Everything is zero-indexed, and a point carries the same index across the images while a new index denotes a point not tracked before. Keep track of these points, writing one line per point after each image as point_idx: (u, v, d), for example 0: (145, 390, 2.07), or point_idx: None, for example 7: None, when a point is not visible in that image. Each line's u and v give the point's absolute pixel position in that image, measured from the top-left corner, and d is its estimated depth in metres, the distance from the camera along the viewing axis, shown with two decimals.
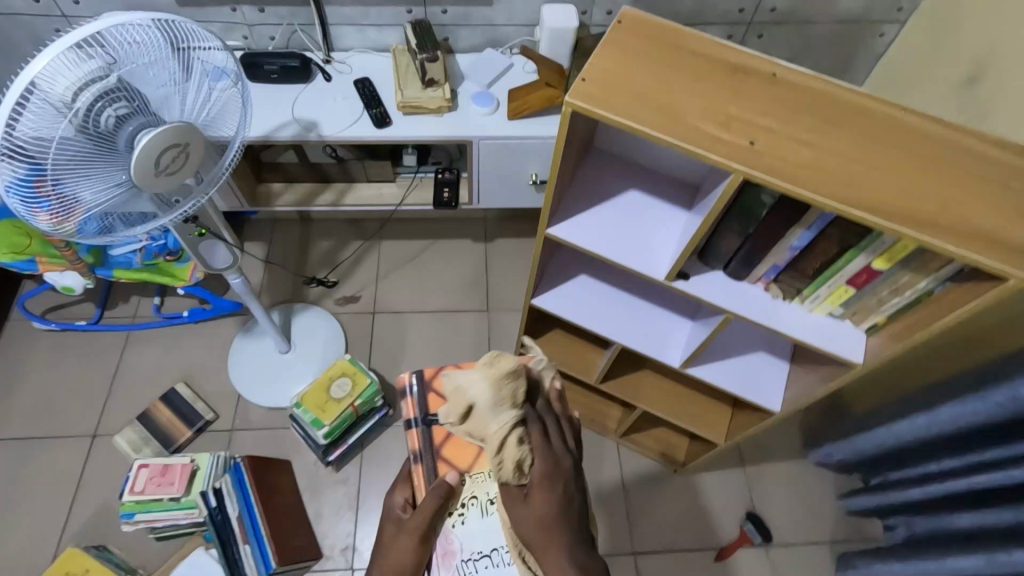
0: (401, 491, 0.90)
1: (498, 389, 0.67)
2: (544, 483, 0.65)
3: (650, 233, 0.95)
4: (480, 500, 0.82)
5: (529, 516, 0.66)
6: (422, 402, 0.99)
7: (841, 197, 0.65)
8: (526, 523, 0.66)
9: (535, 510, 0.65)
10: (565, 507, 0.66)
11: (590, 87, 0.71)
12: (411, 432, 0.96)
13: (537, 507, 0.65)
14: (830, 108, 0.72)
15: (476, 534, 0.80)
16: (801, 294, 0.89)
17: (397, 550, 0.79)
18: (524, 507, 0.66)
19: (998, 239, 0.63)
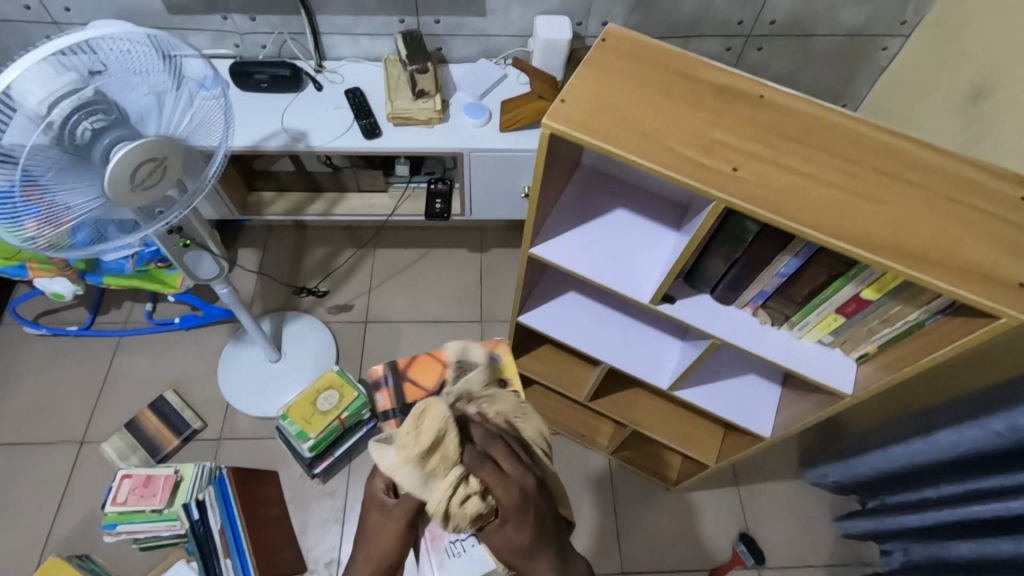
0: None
1: (427, 453, 0.58)
2: (519, 512, 0.59)
3: (637, 254, 0.93)
4: None
5: (505, 545, 0.60)
6: (398, 394, 1.00)
7: (826, 228, 0.63)
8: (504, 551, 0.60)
9: (510, 541, 0.60)
10: (540, 525, 0.61)
11: (569, 109, 0.69)
12: (389, 423, 0.98)
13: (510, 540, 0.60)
14: (819, 132, 0.70)
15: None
16: (789, 321, 0.86)
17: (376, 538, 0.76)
18: (499, 535, 0.60)
19: (989, 275, 0.61)
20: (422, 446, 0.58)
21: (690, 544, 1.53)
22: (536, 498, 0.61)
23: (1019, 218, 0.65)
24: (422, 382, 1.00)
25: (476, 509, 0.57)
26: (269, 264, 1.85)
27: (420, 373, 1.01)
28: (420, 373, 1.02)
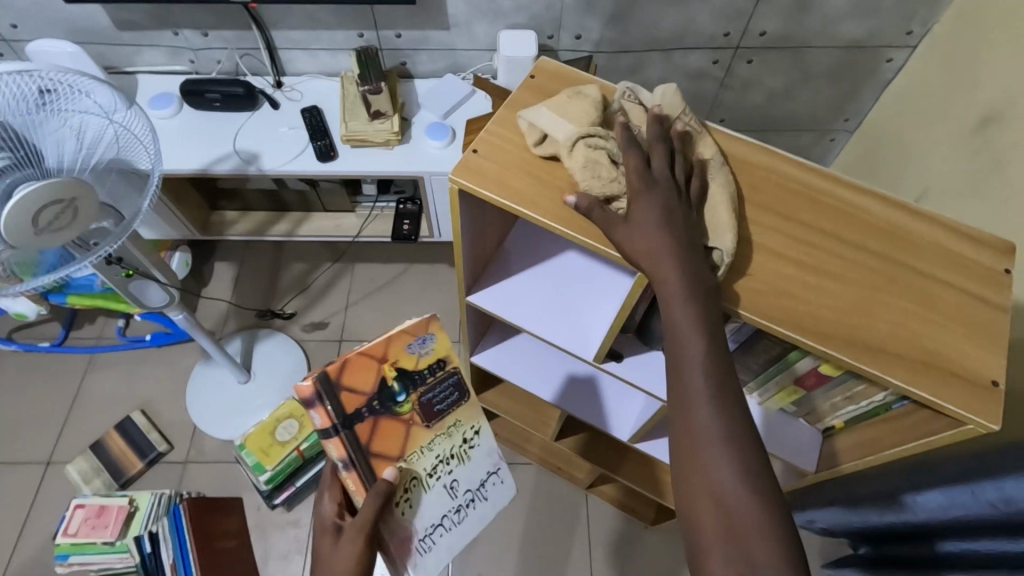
0: (332, 497, 0.77)
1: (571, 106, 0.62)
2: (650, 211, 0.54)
3: (583, 302, 0.83)
4: (419, 477, 0.75)
5: (631, 229, 0.54)
6: (334, 408, 0.68)
7: (762, 309, 0.54)
8: (634, 238, 0.53)
9: (633, 231, 0.54)
10: (680, 238, 0.53)
11: (482, 162, 0.62)
12: (330, 441, 0.69)
13: (645, 218, 0.54)
14: (771, 189, 0.61)
15: (422, 513, 0.76)
16: (749, 387, 0.76)
17: (340, 553, 0.71)
18: (630, 228, 0.55)
19: (956, 372, 0.52)
20: (581, 112, 0.61)
21: None
22: (671, 198, 0.55)
23: (999, 299, 0.55)
24: (357, 382, 0.70)
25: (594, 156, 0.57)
26: (244, 280, 1.81)
27: (352, 373, 0.69)
28: (352, 374, 0.69)
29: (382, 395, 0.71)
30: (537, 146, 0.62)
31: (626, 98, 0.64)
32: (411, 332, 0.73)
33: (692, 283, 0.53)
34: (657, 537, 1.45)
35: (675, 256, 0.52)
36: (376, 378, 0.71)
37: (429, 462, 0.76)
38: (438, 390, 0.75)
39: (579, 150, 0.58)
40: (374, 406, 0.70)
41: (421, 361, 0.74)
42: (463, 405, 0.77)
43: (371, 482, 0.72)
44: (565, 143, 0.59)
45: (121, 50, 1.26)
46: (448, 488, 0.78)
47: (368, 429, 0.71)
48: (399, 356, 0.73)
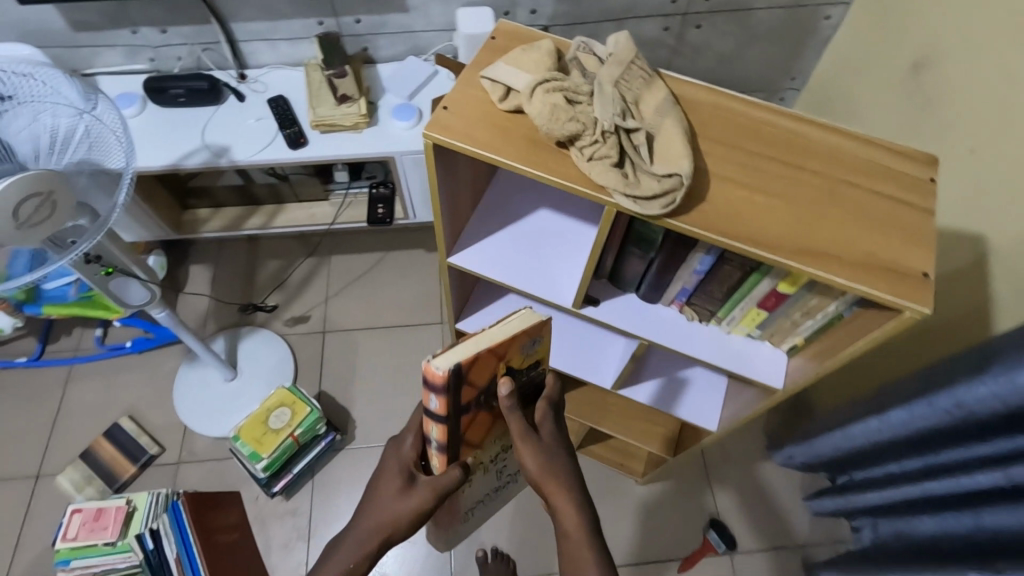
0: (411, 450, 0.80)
1: (529, 60, 0.65)
2: (552, 437, 0.74)
3: (558, 258, 0.89)
4: (485, 461, 0.87)
5: (537, 456, 0.72)
6: (454, 399, 0.68)
7: (720, 227, 0.59)
8: (539, 464, 0.72)
9: (540, 453, 0.72)
10: (571, 465, 0.73)
11: (452, 118, 0.65)
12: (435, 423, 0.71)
13: (549, 444, 0.74)
14: (721, 123, 0.66)
15: (474, 485, 0.91)
16: (717, 317, 0.83)
17: (407, 504, 0.74)
18: (531, 451, 0.72)
19: (894, 269, 0.58)
20: (538, 63, 0.65)
21: (657, 533, 1.54)
22: (557, 435, 0.75)
23: (926, 203, 0.62)
24: (477, 377, 0.69)
25: (556, 98, 0.60)
26: (221, 280, 1.80)
27: (478, 370, 0.67)
28: (477, 373, 0.67)
29: (489, 390, 0.72)
30: (501, 102, 0.65)
31: (581, 50, 0.67)
32: (530, 335, 0.70)
33: (583, 503, 0.71)
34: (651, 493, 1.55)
35: (567, 485, 0.71)
36: (490, 375, 0.70)
37: (495, 448, 0.87)
38: (527, 386, 0.78)
39: (541, 93, 0.61)
40: (480, 400, 0.72)
41: (527, 357, 0.73)
42: (539, 396, 0.81)
43: (453, 456, 0.78)
44: (526, 90, 0.62)
45: (78, 51, 1.25)
46: (498, 470, 0.94)
47: (468, 418, 0.73)
48: (513, 356, 0.71)
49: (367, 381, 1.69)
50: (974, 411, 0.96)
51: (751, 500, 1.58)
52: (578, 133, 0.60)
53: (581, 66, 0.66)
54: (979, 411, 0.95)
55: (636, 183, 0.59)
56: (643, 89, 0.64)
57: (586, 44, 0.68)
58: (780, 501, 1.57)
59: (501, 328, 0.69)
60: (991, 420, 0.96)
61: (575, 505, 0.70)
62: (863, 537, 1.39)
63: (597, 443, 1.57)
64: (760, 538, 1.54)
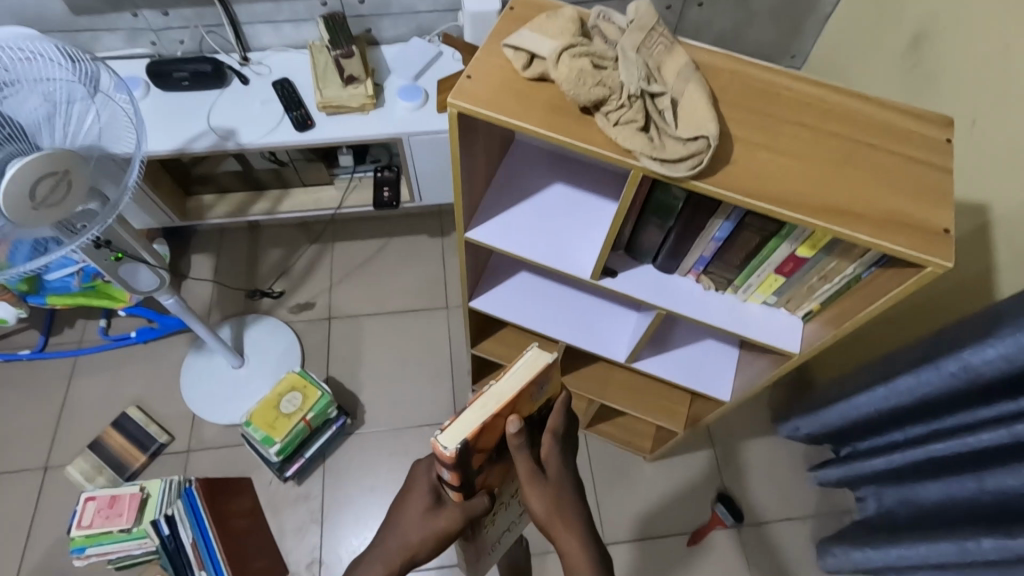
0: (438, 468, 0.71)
1: (552, 26, 0.65)
2: (559, 473, 0.71)
3: (574, 232, 0.90)
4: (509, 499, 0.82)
5: (542, 495, 0.69)
6: (466, 469, 0.66)
7: (747, 189, 0.61)
8: (543, 505, 0.69)
9: (546, 492, 0.69)
10: (576, 503, 0.71)
11: (476, 87, 0.65)
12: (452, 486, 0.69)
13: (556, 481, 0.70)
14: (740, 88, 0.67)
15: (503, 525, 0.84)
16: (733, 285, 0.84)
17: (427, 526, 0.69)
18: (538, 489, 0.69)
19: (916, 225, 0.60)
20: (562, 30, 0.65)
21: (665, 508, 1.56)
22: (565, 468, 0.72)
23: (943, 162, 0.63)
24: (487, 440, 0.67)
25: (583, 64, 0.61)
26: (224, 269, 1.80)
27: (486, 434, 0.66)
28: (486, 438, 0.66)
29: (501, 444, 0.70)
30: (525, 70, 0.65)
31: (601, 17, 0.68)
32: (536, 382, 0.69)
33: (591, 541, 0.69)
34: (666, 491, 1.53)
35: (573, 527, 0.69)
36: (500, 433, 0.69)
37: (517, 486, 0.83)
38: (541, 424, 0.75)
39: (568, 58, 0.62)
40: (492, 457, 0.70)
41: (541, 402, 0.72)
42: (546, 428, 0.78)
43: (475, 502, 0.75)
44: (551, 56, 0.63)
45: (78, 36, 1.24)
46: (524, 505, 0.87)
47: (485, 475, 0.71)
48: (524, 406, 0.70)
49: (375, 367, 1.70)
50: (980, 373, 0.99)
51: (757, 474, 1.61)
52: (605, 98, 0.61)
53: (602, 33, 0.67)
54: (984, 373, 0.98)
55: (662, 147, 0.60)
56: (664, 55, 0.65)
57: (605, 11, 0.68)
58: (785, 474, 1.61)
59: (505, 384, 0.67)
60: (996, 382, 0.99)
61: (581, 546, 0.68)
62: (867, 507, 1.42)
63: (606, 423, 1.58)
64: (767, 510, 1.57)
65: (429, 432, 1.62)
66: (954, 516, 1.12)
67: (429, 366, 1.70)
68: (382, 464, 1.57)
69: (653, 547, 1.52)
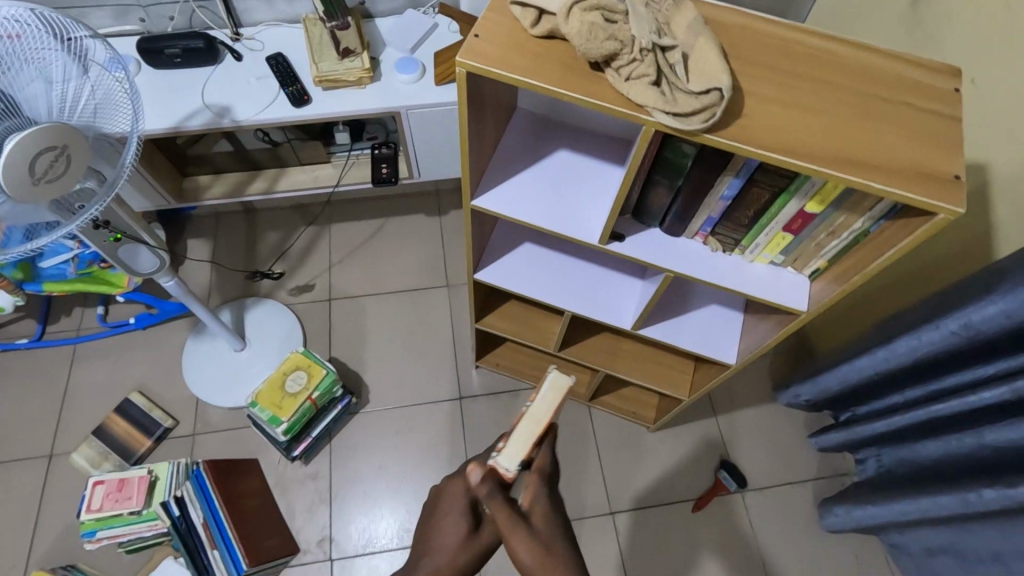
0: (456, 496, 0.68)
1: None
2: (548, 520, 0.65)
3: (580, 198, 0.90)
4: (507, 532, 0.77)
5: (529, 549, 0.62)
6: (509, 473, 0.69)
7: (759, 141, 0.61)
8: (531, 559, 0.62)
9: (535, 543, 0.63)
10: (564, 557, 0.64)
11: (484, 45, 0.64)
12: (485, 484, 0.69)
13: (544, 528, 0.65)
14: (749, 42, 0.66)
15: None
16: (740, 246, 0.85)
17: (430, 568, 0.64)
18: (524, 543, 0.62)
19: (926, 173, 0.60)
20: None
21: (669, 476, 1.59)
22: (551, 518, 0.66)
23: (952, 111, 0.64)
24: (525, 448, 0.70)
25: (593, 17, 0.60)
26: (221, 253, 1.78)
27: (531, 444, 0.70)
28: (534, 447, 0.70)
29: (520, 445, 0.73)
30: (533, 27, 0.64)
31: None
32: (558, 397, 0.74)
33: None
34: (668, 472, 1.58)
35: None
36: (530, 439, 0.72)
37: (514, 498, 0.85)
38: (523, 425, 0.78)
39: (577, 13, 0.61)
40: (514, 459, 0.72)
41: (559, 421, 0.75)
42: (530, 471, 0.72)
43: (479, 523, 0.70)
44: (560, 11, 0.62)
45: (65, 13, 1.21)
46: None
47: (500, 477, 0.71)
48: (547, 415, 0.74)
49: (378, 347, 1.70)
50: (980, 330, 1.00)
51: (758, 441, 1.63)
52: (616, 52, 0.60)
53: None
54: (984, 330, 0.99)
55: (674, 100, 0.60)
56: (673, 9, 0.64)
57: None
58: (786, 440, 1.63)
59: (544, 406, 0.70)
60: (996, 339, 1.01)
61: None
62: (867, 468, 1.45)
63: (611, 393, 1.60)
64: (769, 476, 1.60)
65: (434, 409, 1.63)
66: (954, 471, 1.15)
67: (432, 344, 1.71)
68: (389, 442, 1.58)
69: (659, 515, 1.55)
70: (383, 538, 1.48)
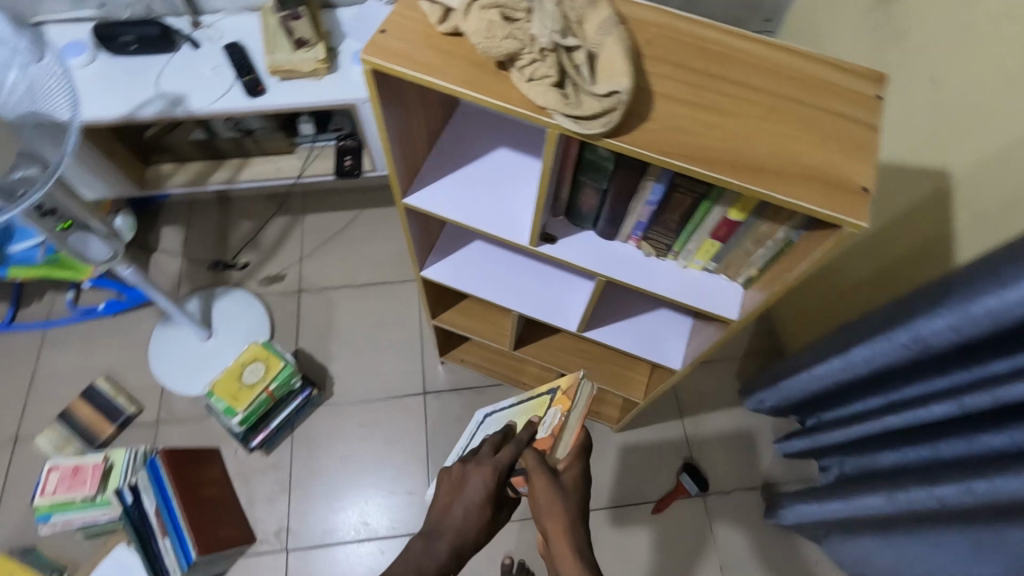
0: (483, 475, 0.88)
1: None
2: (570, 479, 0.89)
3: (515, 199, 0.88)
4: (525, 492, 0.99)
5: (554, 499, 0.84)
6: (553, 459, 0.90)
7: (664, 148, 0.59)
8: (554, 506, 0.84)
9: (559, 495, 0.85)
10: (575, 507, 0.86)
11: (390, 42, 0.63)
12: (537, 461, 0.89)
13: (568, 483, 0.88)
14: (667, 43, 0.64)
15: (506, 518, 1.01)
16: (673, 252, 0.83)
17: (468, 504, 0.87)
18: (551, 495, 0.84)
19: (835, 185, 0.58)
20: None
21: (630, 478, 1.58)
22: (573, 482, 0.89)
23: (873, 119, 0.61)
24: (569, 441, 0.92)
25: (493, 16, 0.58)
26: (193, 241, 1.78)
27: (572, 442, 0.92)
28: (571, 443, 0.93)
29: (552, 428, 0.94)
30: (440, 24, 0.63)
31: None
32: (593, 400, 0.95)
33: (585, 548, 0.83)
34: (635, 471, 1.59)
35: (570, 530, 0.83)
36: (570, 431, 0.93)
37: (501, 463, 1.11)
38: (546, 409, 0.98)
39: (477, 10, 0.59)
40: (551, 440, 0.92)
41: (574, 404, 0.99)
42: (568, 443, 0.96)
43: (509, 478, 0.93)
44: (461, 8, 0.60)
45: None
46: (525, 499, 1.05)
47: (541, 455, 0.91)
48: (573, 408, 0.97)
49: (344, 339, 1.69)
50: (929, 343, 0.98)
51: (723, 444, 1.62)
52: (516, 52, 0.58)
53: None
54: (933, 343, 0.97)
55: (577, 103, 0.58)
56: (586, 7, 0.62)
57: None
58: (752, 444, 1.62)
59: (576, 413, 0.92)
60: (945, 351, 0.98)
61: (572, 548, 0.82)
62: (829, 475, 1.43)
63: None
64: (732, 480, 1.59)
65: (397, 404, 1.62)
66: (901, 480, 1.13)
67: (399, 338, 1.70)
68: (351, 434, 1.59)
69: (619, 515, 1.54)
70: (341, 530, 1.49)
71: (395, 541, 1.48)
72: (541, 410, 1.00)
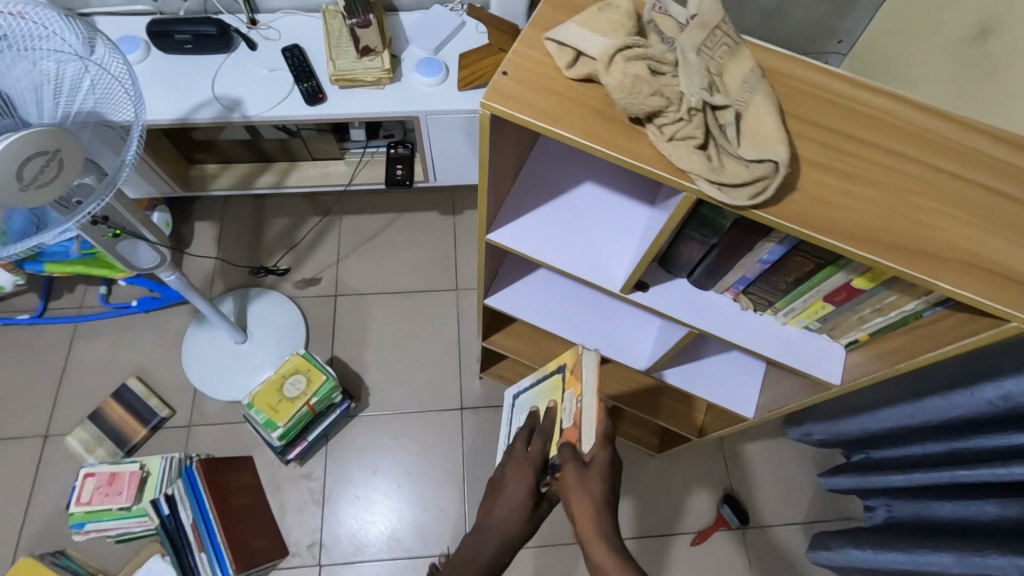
0: (519, 475, 0.85)
1: (598, 23, 0.57)
2: (601, 473, 0.77)
3: (604, 240, 0.83)
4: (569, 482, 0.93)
5: (585, 493, 0.76)
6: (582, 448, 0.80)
7: (816, 222, 0.54)
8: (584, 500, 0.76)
9: (588, 492, 0.76)
10: (611, 498, 0.77)
11: (513, 85, 0.57)
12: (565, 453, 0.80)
13: (599, 475, 0.77)
14: (812, 101, 0.59)
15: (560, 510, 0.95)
16: (773, 307, 0.79)
17: (506, 501, 0.83)
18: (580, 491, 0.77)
19: (1002, 274, 0.53)
20: (615, 27, 0.57)
21: (668, 506, 1.55)
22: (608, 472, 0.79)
23: None
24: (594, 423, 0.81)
25: (638, 69, 0.53)
26: (228, 239, 1.73)
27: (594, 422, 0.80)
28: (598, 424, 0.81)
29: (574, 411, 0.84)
30: (569, 69, 0.57)
31: (656, 10, 0.60)
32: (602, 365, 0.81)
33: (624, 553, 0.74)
34: (673, 498, 1.56)
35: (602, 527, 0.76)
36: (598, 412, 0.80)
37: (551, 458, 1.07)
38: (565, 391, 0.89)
39: (620, 61, 0.54)
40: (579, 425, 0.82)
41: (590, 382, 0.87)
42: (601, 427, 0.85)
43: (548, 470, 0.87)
44: (600, 59, 0.55)
45: None
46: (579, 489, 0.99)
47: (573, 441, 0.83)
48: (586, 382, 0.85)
49: (381, 350, 1.65)
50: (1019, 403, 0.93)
51: (763, 476, 1.59)
52: (659, 109, 0.53)
53: (653, 31, 0.59)
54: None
55: (721, 167, 0.53)
56: (727, 58, 0.57)
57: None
58: (791, 476, 1.59)
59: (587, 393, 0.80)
60: None
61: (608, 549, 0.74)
62: (875, 516, 1.39)
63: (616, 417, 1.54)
64: (772, 513, 1.56)
65: (434, 418, 1.59)
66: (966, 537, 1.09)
67: (437, 349, 1.66)
68: (385, 447, 1.55)
69: (656, 543, 1.51)
70: (372, 546, 1.46)
71: (425, 560, 1.45)
72: (556, 392, 0.93)
